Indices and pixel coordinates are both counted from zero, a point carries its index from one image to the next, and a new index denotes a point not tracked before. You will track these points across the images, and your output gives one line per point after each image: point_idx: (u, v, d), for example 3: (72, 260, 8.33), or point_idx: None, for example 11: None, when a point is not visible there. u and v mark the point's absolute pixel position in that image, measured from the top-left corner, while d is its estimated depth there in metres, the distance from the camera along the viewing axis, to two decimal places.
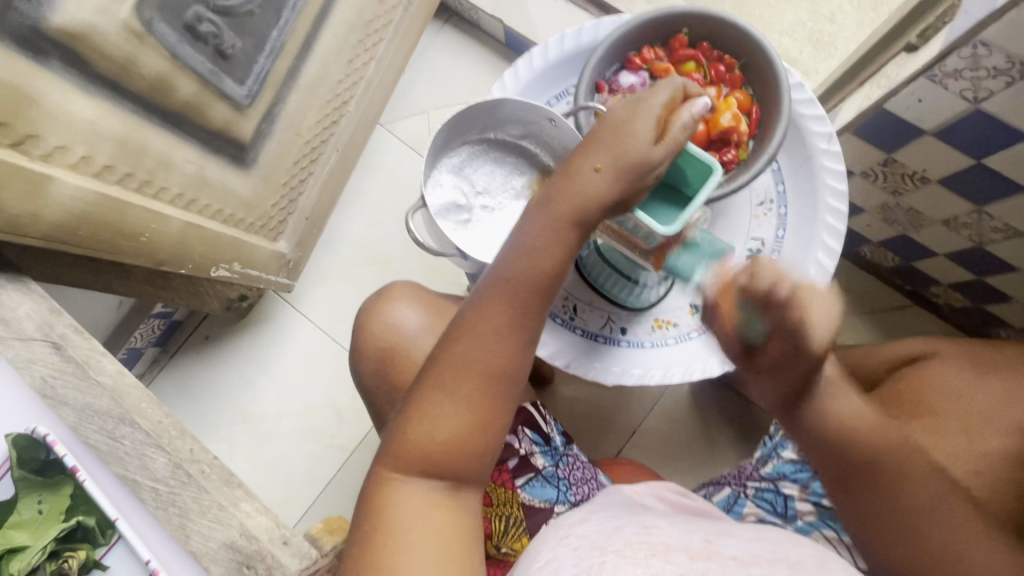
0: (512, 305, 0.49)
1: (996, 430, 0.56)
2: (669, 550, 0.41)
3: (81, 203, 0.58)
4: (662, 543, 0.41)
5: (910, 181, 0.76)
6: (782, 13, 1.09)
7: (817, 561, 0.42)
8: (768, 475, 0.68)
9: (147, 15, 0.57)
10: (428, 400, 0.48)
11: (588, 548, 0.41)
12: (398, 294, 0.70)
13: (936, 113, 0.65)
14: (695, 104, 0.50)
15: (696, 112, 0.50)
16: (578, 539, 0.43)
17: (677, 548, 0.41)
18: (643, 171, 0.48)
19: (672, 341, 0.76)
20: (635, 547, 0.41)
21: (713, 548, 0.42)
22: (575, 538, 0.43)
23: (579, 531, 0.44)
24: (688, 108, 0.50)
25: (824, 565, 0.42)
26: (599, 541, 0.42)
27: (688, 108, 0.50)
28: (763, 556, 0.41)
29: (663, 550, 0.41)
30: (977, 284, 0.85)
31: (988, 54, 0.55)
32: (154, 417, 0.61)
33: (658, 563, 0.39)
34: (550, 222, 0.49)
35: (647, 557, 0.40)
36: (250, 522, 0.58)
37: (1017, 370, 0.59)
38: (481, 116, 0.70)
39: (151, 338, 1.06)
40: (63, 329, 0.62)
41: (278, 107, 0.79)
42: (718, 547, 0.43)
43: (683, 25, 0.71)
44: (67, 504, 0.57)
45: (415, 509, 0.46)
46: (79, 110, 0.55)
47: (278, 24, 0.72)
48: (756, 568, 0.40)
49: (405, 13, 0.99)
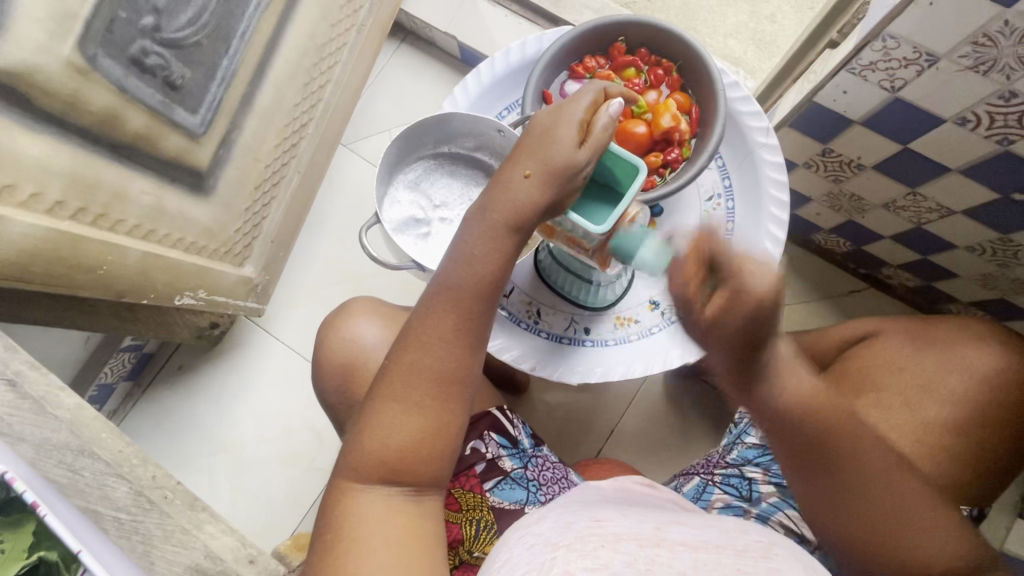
0: (454, 311, 0.50)
1: (935, 399, 0.60)
2: (619, 539, 0.41)
3: (33, 239, 0.58)
4: (612, 534, 0.42)
5: (849, 168, 0.80)
6: (725, 16, 1.13)
7: (765, 547, 0.42)
8: (734, 462, 0.70)
9: (91, 51, 0.58)
10: (382, 407, 0.49)
11: (541, 544, 0.42)
12: (359, 311, 0.71)
13: (861, 103, 0.68)
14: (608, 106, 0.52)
15: (612, 112, 0.52)
16: (532, 536, 0.43)
17: (626, 537, 0.41)
18: (568, 173, 0.50)
19: (634, 337, 0.77)
20: (586, 539, 0.41)
21: (662, 535, 0.42)
22: (531, 536, 0.43)
23: (535, 529, 0.44)
24: (606, 110, 0.52)
25: (770, 549, 0.42)
26: (553, 536, 0.42)
27: (605, 109, 0.52)
28: (711, 542, 0.42)
29: (612, 540, 0.41)
30: (923, 263, 0.88)
31: (897, 46, 0.59)
32: (114, 446, 0.62)
33: (608, 554, 0.40)
34: (489, 229, 0.51)
35: (596, 549, 0.40)
36: (216, 543, 0.59)
37: (952, 340, 0.62)
38: (432, 131, 0.72)
39: (121, 372, 1.05)
40: (20, 365, 0.61)
41: (234, 134, 0.80)
42: (667, 533, 0.43)
43: (619, 34, 0.74)
44: (30, 540, 0.50)
45: (377, 515, 0.47)
46: (25, 147, 0.56)
47: (227, 53, 0.74)
48: (703, 554, 0.40)
49: (358, 35, 1.01)
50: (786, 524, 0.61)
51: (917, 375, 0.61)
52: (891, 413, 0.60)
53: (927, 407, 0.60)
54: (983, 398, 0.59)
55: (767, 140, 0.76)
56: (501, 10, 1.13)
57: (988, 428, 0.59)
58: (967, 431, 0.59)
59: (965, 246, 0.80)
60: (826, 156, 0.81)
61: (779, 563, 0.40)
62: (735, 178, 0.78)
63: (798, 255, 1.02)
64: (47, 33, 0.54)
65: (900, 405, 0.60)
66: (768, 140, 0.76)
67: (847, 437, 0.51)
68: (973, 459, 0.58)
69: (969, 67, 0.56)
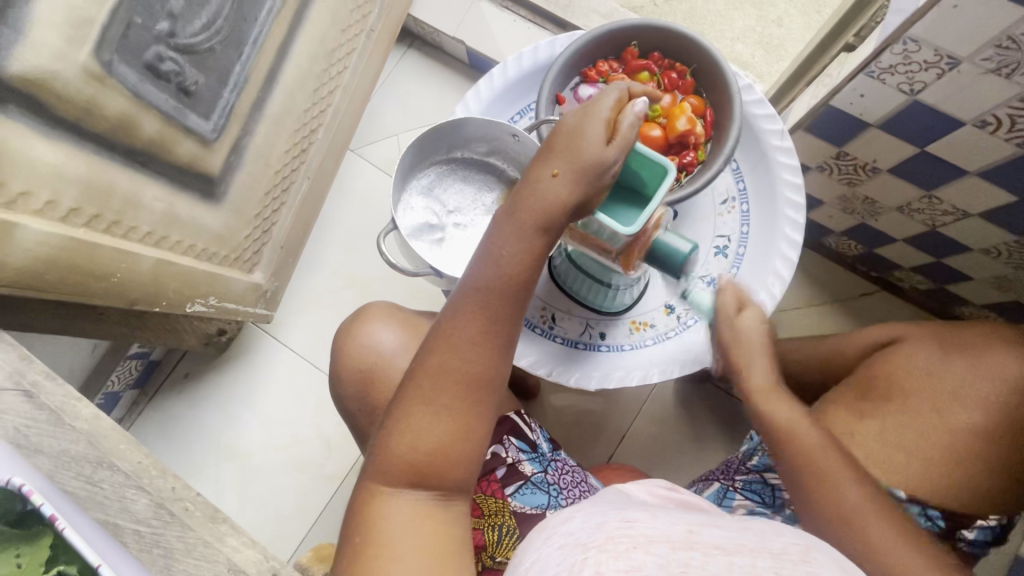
0: (483, 313, 0.50)
1: (964, 405, 0.59)
2: (651, 542, 0.40)
3: (46, 248, 0.57)
4: (644, 535, 0.41)
5: (863, 171, 0.80)
6: (732, 20, 1.13)
7: (802, 550, 0.41)
8: (756, 467, 0.68)
9: (107, 57, 0.58)
10: (410, 410, 0.48)
11: (573, 544, 0.41)
12: (376, 316, 0.70)
13: (879, 106, 0.68)
14: (635, 104, 0.52)
15: (639, 111, 0.52)
16: (561, 536, 0.43)
17: (659, 539, 0.40)
18: (597, 170, 0.50)
19: (651, 341, 0.77)
20: (616, 540, 0.40)
21: (695, 538, 0.41)
22: (559, 537, 0.43)
23: (561, 530, 0.44)
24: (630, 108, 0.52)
25: (810, 554, 0.41)
26: (583, 537, 0.42)
27: (629, 108, 0.52)
28: (747, 545, 0.40)
29: (644, 542, 0.40)
30: (937, 265, 0.88)
31: (918, 49, 0.59)
32: (134, 458, 0.60)
33: (639, 556, 0.39)
34: (517, 229, 0.51)
35: (628, 551, 0.39)
36: (237, 556, 0.57)
37: (981, 348, 0.61)
38: (446, 137, 0.72)
39: (128, 380, 1.04)
40: (35, 375, 0.60)
41: (246, 140, 0.80)
42: (700, 535, 0.41)
43: (633, 38, 0.74)
44: (46, 556, 0.49)
45: (404, 520, 0.47)
46: (41, 154, 0.55)
47: (240, 59, 0.73)
48: (739, 559, 0.39)
49: (368, 40, 1.01)
50: None
51: (946, 381, 0.61)
52: (917, 419, 0.60)
53: (956, 413, 0.59)
54: (1013, 406, 0.58)
55: (782, 143, 0.76)
56: (509, 15, 1.13)
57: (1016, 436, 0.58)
58: (997, 438, 0.58)
59: (980, 248, 0.80)
60: (840, 159, 0.81)
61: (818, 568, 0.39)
62: (750, 181, 0.78)
63: (809, 259, 1.02)
64: (64, 39, 0.54)
65: (926, 410, 0.60)
66: (783, 144, 0.76)
67: (807, 430, 0.59)
68: (1002, 466, 0.58)
69: (992, 70, 0.56)
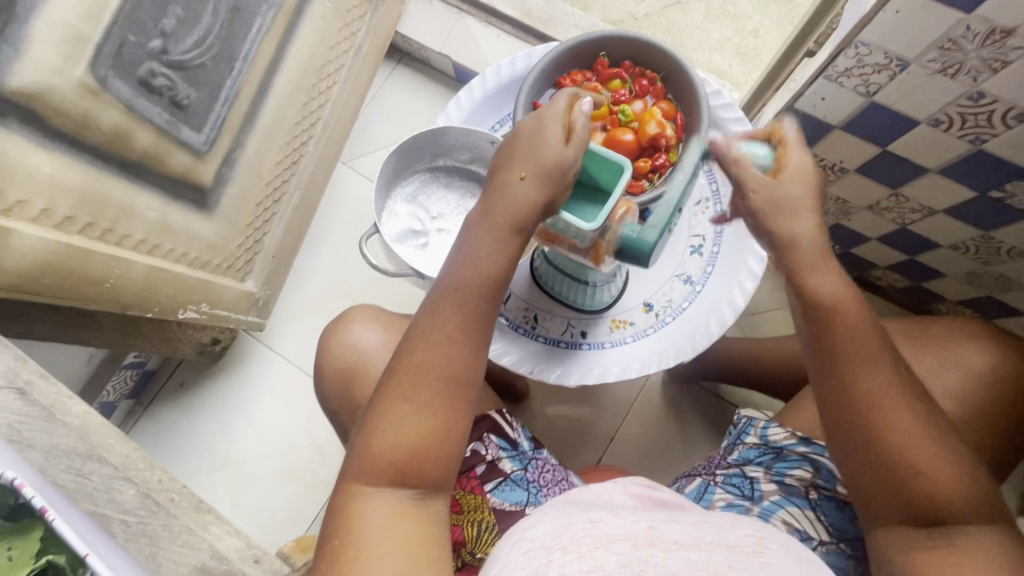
0: (460, 310, 0.52)
1: (934, 396, 0.61)
2: (613, 541, 0.41)
3: (44, 253, 0.60)
4: (608, 535, 0.41)
5: (832, 172, 0.82)
6: (709, 32, 1.17)
7: (756, 540, 0.42)
8: (735, 462, 0.71)
9: (102, 73, 0.61)
10: (389, 408, 0.50)
11: (538, 547, 0.41)
12: (358, 317, 0.73)
13: (839, 109, 0.71)
14: (580, 103, 0.56)
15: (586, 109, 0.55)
16: (528, 541, 0.43)
17: (620, 537, 0.41)
18: (561, 171, 0.53)
19: (630, 339, 0.79)
20: (580, 542, 0.41)
21: (656, 534, 0.42)
22: (526, 541, 0.43)
23: (529, 534, 0.43)
24: (578, 107, 0.55)
25: (763, 544, 0.42)
26: (548, 539, 0.42)
27: (578, 106, 0.55)
28: (705, 539, 0.42)
29: (607, 542, 0.41)
30: (910, 263, 0.90)
31: (869, 53, 0.62)
32: (122, 451, 0.62)
33: (603, 555, 0.40)
34: (493, 232, 0.53)
35: (591, 550, 0.40)
36: (221, 544, 0.60)
37: (946, 340, 0.64)
38: (428, 145, 0.75)
39: (123, 390, 1.06)
40: (29, 374, 0.62)
41: (237, 151, 0.83)
42: (661, 532, 0.42)
43: (603, 49, 0.77)
44: (36, 548, 0.50)
45: (382, 517, 0.48)
46: (39, 166, 0.58)
47: (231, 74, 0.77)
48: (696, 553, 0.41)
49: (357, 56, 1.05)
50: (788, 520, 0.62)
51: (912, 373, 0.63)
52: None
53: None
54: (979, 394, 0.61)
55: None
56: (494, 31, 1.17)
57: (986, 425, 0.60)
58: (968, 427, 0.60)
59: (949, 245, 0.82)
60: (810, 161, 0.83)
61: (772, 559, 0.41)
62: (722, 182, 0.81)
63: None
64: (62, 56, 0.57)
65: None
66: None
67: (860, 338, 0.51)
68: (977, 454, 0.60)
69: (938, 71, 0.59)
